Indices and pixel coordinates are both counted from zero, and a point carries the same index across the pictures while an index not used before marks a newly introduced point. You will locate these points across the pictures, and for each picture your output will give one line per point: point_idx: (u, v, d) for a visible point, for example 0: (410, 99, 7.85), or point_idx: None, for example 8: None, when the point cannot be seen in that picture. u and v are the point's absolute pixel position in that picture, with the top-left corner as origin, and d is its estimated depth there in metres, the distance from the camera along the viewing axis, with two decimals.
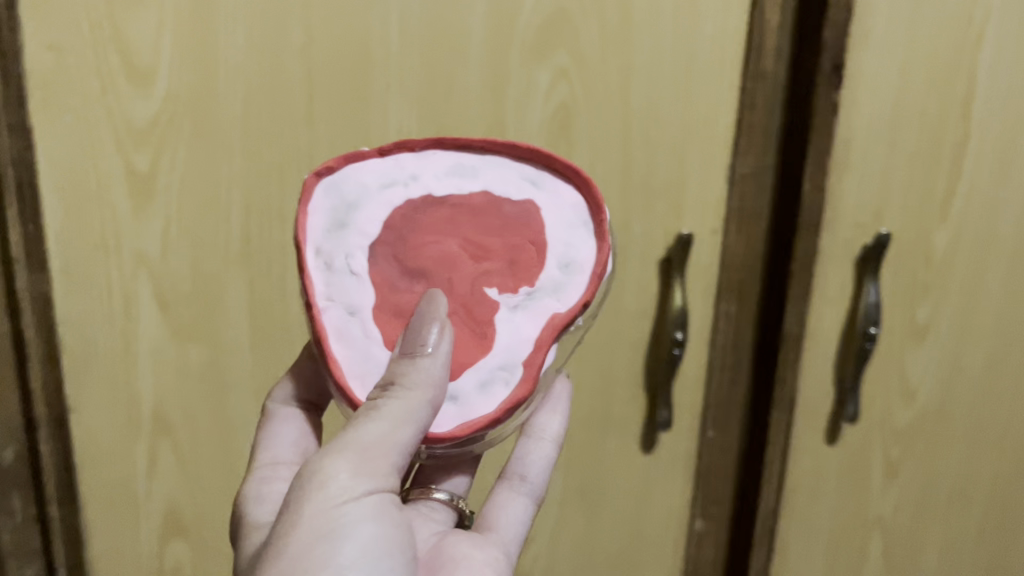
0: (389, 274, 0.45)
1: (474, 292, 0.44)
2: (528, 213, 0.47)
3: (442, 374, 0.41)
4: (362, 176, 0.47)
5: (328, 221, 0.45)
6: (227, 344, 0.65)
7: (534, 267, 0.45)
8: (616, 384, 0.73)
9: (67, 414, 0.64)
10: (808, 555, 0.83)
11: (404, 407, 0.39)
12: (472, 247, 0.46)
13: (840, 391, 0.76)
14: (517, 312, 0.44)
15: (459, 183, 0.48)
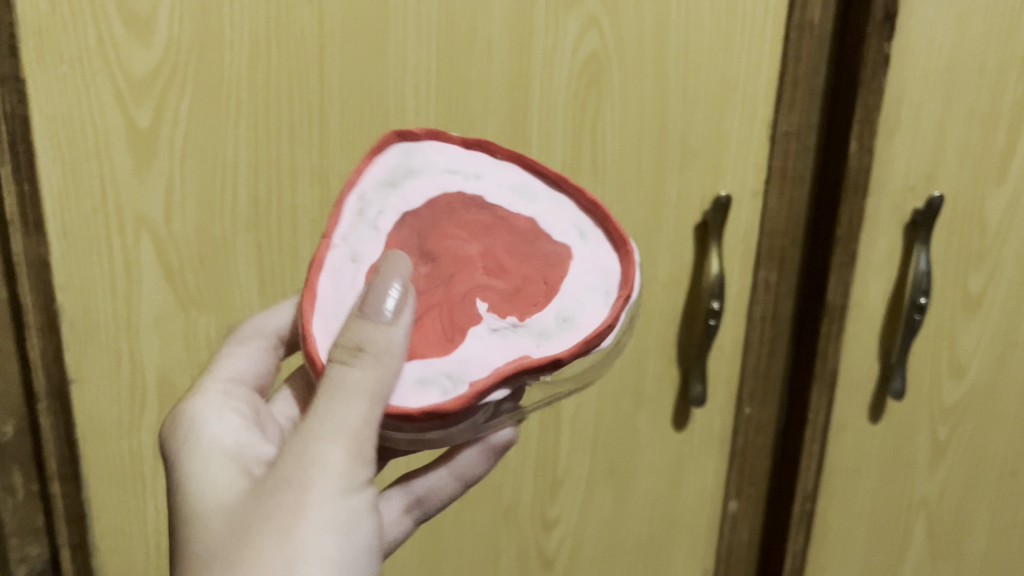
0: (404, 241, 0.44)
1: (465, 301, 0.43)
2: (558, 256, 0.44)
3: (403, 340, 0.39)
4: (435, 153, 0.47)
5: (384, 177, 0.46)
6: (236, 312, 0.62)
7: (532, 306, 0.43)
8: (647, 358, 0.69)
9: (68, 386, 0.61)
10: (848, 540, 0.78)
11: (373, 381, 0.38)
12: (492, 262, 0.44)
13: (885, 367, 0.72)
14: (491, 336, 0.42)
15: (513, 199, 0.46)
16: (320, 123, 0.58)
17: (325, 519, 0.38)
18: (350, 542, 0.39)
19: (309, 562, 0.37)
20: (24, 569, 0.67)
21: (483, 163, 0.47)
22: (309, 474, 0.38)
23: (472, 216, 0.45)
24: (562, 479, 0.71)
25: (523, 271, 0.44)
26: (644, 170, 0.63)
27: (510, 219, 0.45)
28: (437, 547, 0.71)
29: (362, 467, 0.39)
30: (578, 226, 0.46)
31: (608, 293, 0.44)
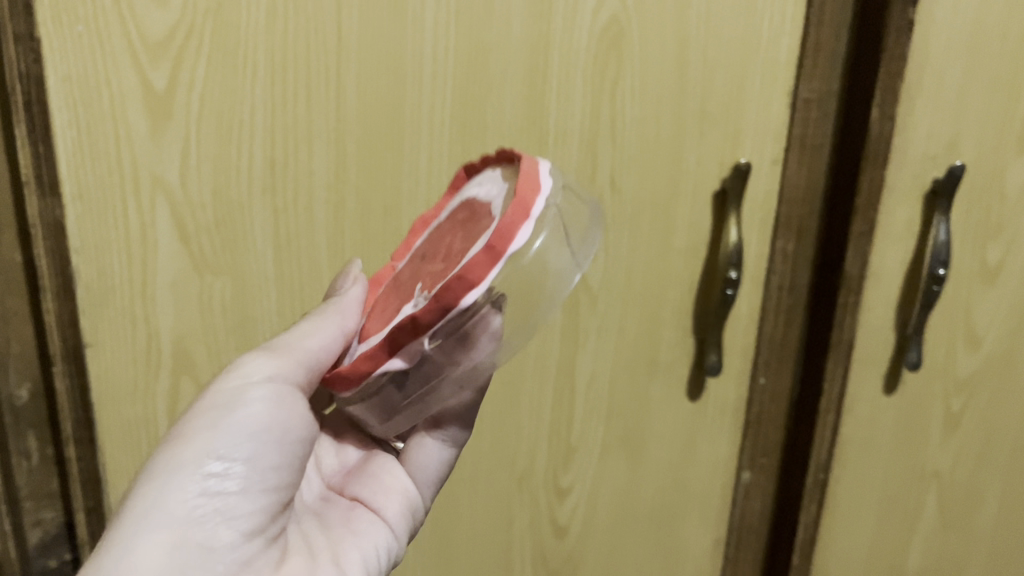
0: (418, 254, 0.51)
1: (412, 287, 0.47)
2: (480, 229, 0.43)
3: (353, 310, 0.49)
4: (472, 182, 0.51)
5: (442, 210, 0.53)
6: (252, 277, 0.62)
7: (440, 278, 0.44)
8: (663, 326, 0.69)
9: (82, 350, 0.61)
10: (859, 511, 0.78)
11: (313, 321, 0.48)
12: (447, 252, 0.46)
13: (901, 339, 0.71)
14: (408, 310, 0.45)
15: (487, 194, 0.47)
16: (337, 85, 0.57)
17: (222, 397, 0.45)
18: (244, 419, 0.44)
19: (199, 427, 0.44)
20: (39, 533, 0.67)
21: (496, 174, 0.48)
22: (227, 370, 0.46)
23: (457, 219, 0.48)
24: (575, 447, 0.71)
25: (455, 253, 0.45)
26: (663, 137, 0.63)
27: (473, 212, 0.46)
28: (449, 515, 0.72)
29: (272, 369, 0.46)
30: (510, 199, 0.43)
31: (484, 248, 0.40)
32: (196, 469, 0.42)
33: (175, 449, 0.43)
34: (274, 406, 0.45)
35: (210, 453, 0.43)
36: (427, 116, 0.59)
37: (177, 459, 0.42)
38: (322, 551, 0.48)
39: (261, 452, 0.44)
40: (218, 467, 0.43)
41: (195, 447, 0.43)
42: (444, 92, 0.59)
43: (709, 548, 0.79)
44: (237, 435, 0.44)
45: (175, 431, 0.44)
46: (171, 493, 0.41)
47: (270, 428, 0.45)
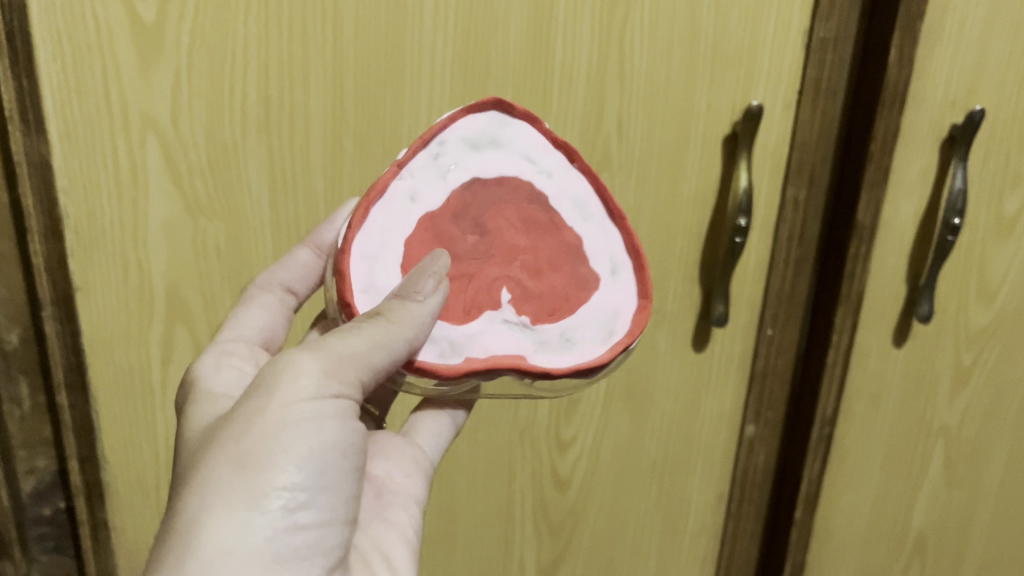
0: (461, 201, 0.48)
1: (492, 286, 0.47)
2: (585, 281, 0.49)
3: (427, 320, 0.43)
4: (520, 133, 0.49)
5: (471, 134, 0.48)
6: (247, 222, 0.60)
7: (545, 313, 0.48)
8: (669, 276, 0.67)
9: (73, 292, 0.59)
10: (864, 467, 0.77)
11: (383, 332, 0.41)
12: (530, 260, 0.48)
13: (913, 291, 0.69)
14: (501, 325, 0.47)
15: (571, 212, 0.50)
16: (335, 20, 0.55)
17: (288, 422, 0.40)
18: (314, 446, 0.40)
19: (265, 458, 0.39)
20: (33, 481, 0.66)
21: (557, 160, 0.50)
22: (280, 379, 0.41)
23: (529, 210, 0.49)
24: (578, 399, 0.70)
25: (552, 281, 0.48)
26: (674, 79, 0.60)
27: (560, 230, 0.49)
28: (449, 465, 0.71)
29: (336, 386, 0.41)
30: (615, 260, 0.50)
31: (613, 336, 0.48)
32: (270, 506, 0.39)
33: (239, 484, 0.38)
34: (342, 426, 0.41)
35: (281, 488, 0.39)
36: (429, 55, 0.57)
37: (244, 497, 0.38)
38: (372, 549, 0.47)
39: (329, 472, 0.41)
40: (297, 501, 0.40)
41: (262, 481, 0.39)
42: (446, 28, 0.56)
43: (711, 503, 0.78)
44: (311, 463, 0.40)
45: (230, 457, 0.39)
46: (246, 536, 0.38)
47: (335, 448, 0.41)
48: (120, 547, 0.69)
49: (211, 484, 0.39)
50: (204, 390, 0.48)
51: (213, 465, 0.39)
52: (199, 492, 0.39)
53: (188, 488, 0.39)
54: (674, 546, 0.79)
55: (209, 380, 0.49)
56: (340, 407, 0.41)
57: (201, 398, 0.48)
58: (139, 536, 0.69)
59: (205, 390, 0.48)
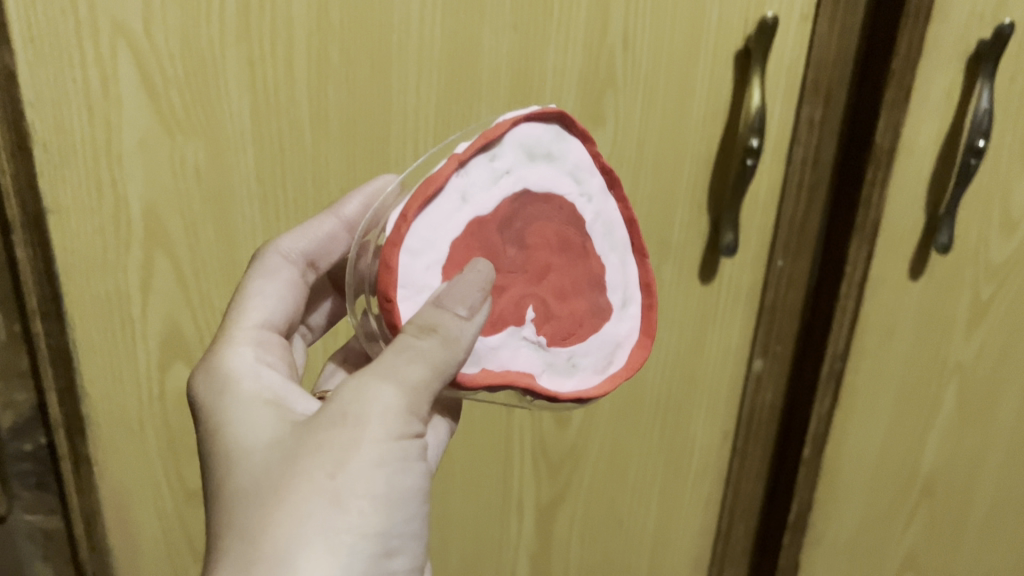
0: (510, 212, 0.43)
1: (520, 302, 0.44)
2: (598, 309, 0.48)
3: (471, 339, 0.40)
4: (574, 153, 0.45)
5: (529, 143, 0.43)
6: (228, 141, 0.56)
7: (559, 336, 0.46)
8: (676, 203, 0.63)
9: (45, 214, 0.56)
10: (875, 406, 0.74)
11: (450, 359, 0.39)
12: (557, 281, 0.46)
13: (932, 220, 0.66)
14: (520, 342, 0.45)
15: (600, 239, 0.47)
16: None
17: (378, 458, 0.39)
18: (397, 482, 0.40)
19: (357, 497, 0.38)
20: (11, 414, 0.63)
21: (601, 186, 0.47)
22: (362, 411, 0.39)
23: (567, 232, 0.46)
24: None
25: (574, 307, 0.47)
26: None
27: (587, 256, 0.47)
28: None
29: (415, 420, 0.40)
30: (626, 295, 0.49)
31: (611, 368, 0.48)
32: (361, 542, 0.38)
33: (333, 521, 0.37)
34: (416, 461, 0.41)
35: (370, 525, 0.39)
36: None
37: (340, 535, 0.37)
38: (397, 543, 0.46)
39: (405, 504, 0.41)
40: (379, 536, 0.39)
41: (353, 518, 0.38)
42: None
43: (716, 442, 0.75)
44: (391, 498, 0.40)
45: (321, 491, 0.37)
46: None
47: (411, 484, 0.41)
48: (105, 485, 0.66)
49: (301, 518, 0.37)
50: (240, 394, 0.42)
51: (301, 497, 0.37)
52: (288, 526, 0.37)
53: (274, 523, 0.37)
54: (678, 488, 0.76)
55: (245, 383, 0.43)
56: (415, 444, 0.40)
57: (241, 409, 0.42)
58: (123, 473, 0.66)
59: (242, 395, 0.42)
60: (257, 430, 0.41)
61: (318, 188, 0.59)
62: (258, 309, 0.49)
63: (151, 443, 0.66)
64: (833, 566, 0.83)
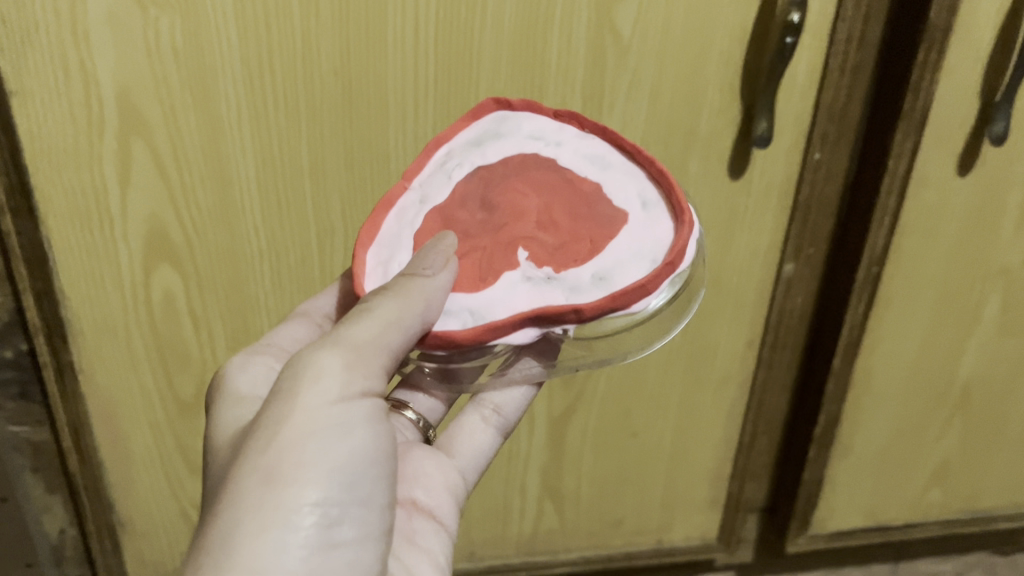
0: (471, 190, 0.46)
1: (508, 248, 0.43)
2: (613, 219, 0.44)
3: (438, 299, 0.40)
4: (523, 122, 0.48)
5: (473, 137, 0.48)
6: (205, 15, 0.49)
7: (569, 261, 0.42)
8: (706, 88, 0.57)
9: (6, 98, 0.50)
10: (911, 312, 0.69)
11: (399, 313, 0.39)
12: (546, 217, 0.44)
13: (986, 108, 0.60)
14: (523, 282, 0.42)
15: (585, 167, 0.46)
16: None
17: (317, 424, 0.37)
18: (348, 451, 0.37)
19: (298, 467, 0.36)
20: None
21: (568, 132, 0.48)
22: (303, 380, 0.38)
23: (539, 176, 0.46)
24: None
25: (573, 228, 0.44)
26: None
27: (575, 183, 0.46)
28: None
29: (362, 382, 0.39)
30: (645, 197, 0.45)
31: (655, 261, 0.42)
32: (307, 517, 0.35)
33: (271, 496, 0.35)
34: (372, 428, 0.39)
35: (319, 499, 0.36)
36: None
37: (280, 511, 0.35)
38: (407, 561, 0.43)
39: (362, 484, 0.38)
40: (329, 515, 0.36)
41: (296, 493, 0.35)
42: None
43: (741, 351, 0.70)
44: (343, 473, 0.37)
45: (255, 468, 0.35)
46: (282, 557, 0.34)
47: (367, 454, 0.38)
48: (92, 393, 0.63)
49: (239, 499, 0.35)
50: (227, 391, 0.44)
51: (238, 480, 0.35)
52: (226, 510, 0.35)
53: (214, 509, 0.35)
54: (699, 400, 0.72)
55: (240, 380, 0.45)
56: (368, 406, 0.39)
57: (228, 400, 0.44)
58: (110, 382, 0.62)
59: (236, 394, 0.44)
60: (236, 418, 0.42)
61: (306, 73, 0.52)
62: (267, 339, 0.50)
63: (138, 352, 0.61)
64: (858, 480, 0.79)
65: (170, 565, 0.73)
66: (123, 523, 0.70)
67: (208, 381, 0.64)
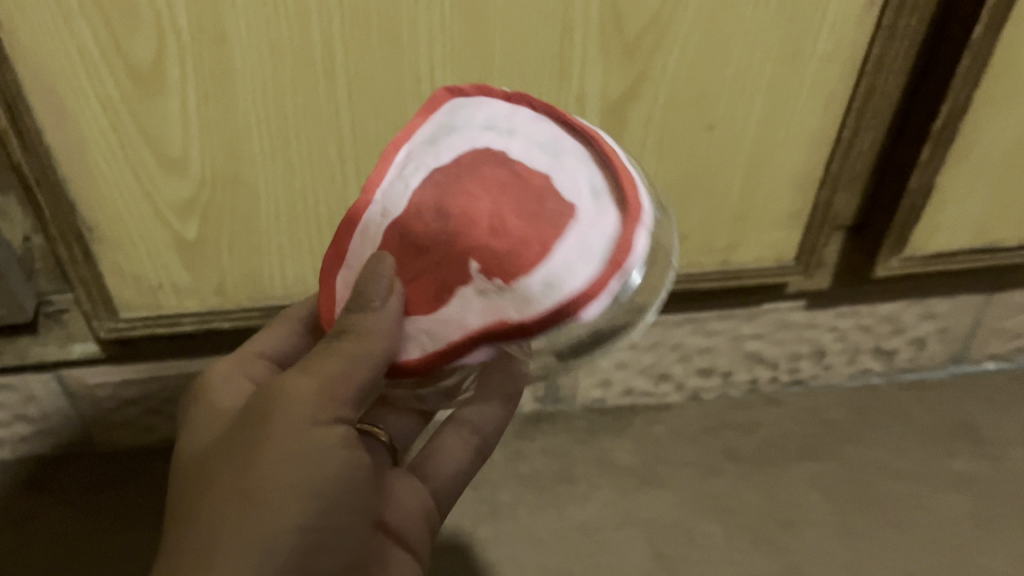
0: (423, 198, 0.39)
1: (458, 260, 0.38)
2: (562, 213, 0.37)
3: (393, 328, 0.39)
4: (478, 112, 0.41)
5: (430, 136, 0.41)
6: None
7: (519, 268, 0.36)
8: None
9: None
10: None
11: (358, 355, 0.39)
12: (498, 220, 0.37)
13: None
14: (474, 297, 0.37)
15: (533, 155, 0.39)
16: None
17: (291, 455, 0.38)
18: (325, 471, 0.39)
19: (270, 499, 0.37)
20: None
21: (520, 115, 0.41)
22: (276, 407, 0.39)
23: (490, 168, 0.38)
24: None
25: (521, 227, 0.36)
26: None
27: (527, 176, 0.38)
28: None
29: (330, 412, 0.40)
30: (595, 185, 0.38)
31: (602, 262, 0.36)
32: (287, 542, 0.37)
33: (243, 531, 0.36)
34: (340, 453, 0.40)
35: (296, 516, 0.38)
36: None
37: (257, 525, 0.36)
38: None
39: (339, 502, 0.40)
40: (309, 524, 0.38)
41: (270, 528, 0.37)
42: None
43: (855, 19, 0.54)
44: (320, 491, 0.39)
45: (225, 503, 0.37)
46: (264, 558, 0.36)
47: (337, 473, 0.40)
48: (21, 62, 0.50)
49: (218, 523, 0.36)
50: (209, 415, 0.45)
51: (210, 514, 0.37)
52: (208, 534, 0.36)
53: (192, 513, 0.38)
54: (792, 87, 0.57)
55: (229, 400, 0.46)
56: (337, 437, 0.40)
57: (211, 425, 0.44)
58: (40, 44, 0.49)
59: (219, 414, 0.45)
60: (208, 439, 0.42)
61: None
62: (259, 350, 0.52)
63: (69, 4, 0.47)
64: (971, 193, 0.66)
65: (155, 279, 0.63)
66: (91, 228, 0.59)
67: (169, 48, 0.49)
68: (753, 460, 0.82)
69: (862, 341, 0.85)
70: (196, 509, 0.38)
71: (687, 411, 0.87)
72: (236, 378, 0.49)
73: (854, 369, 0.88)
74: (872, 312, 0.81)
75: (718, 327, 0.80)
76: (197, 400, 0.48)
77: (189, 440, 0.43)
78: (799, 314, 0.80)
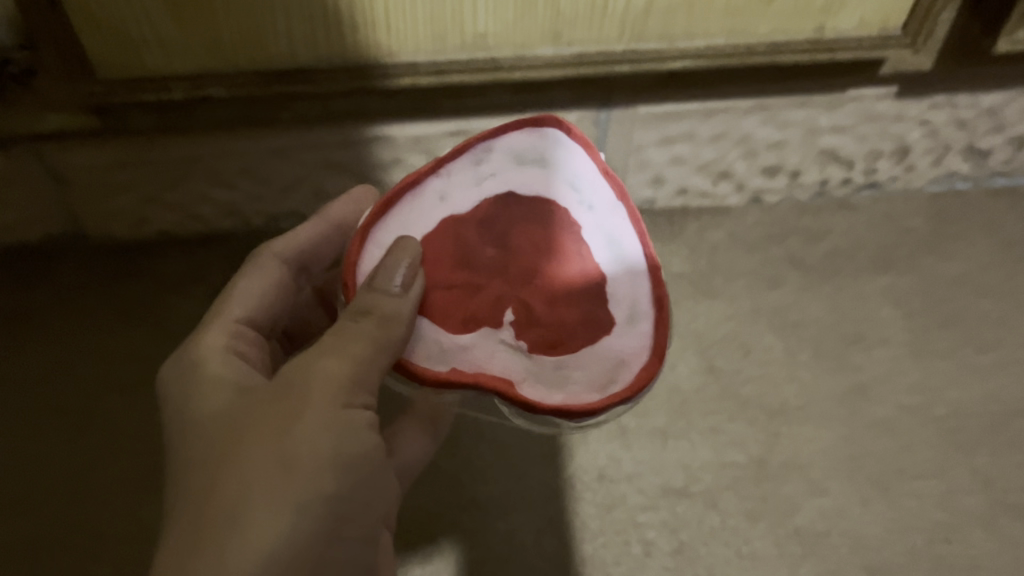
0: (489, 218, 0.48)
1: (498, 305, 0.46)
2: (598, 315, 0.46)
3: (410, 313, 0.42)
4: (572, 168, 0.48)
5: (520, 155, 0.48)
6: None
7: (543, 348, 0.45)
8: None
9: None
10: None
11: (382, 338, 0.40)
12: (547, 290, 0.46)
13: None
14: (499, 345, 0.45)
15: (597, 243, 0.47)
16: None
17: (323, 434, 0.39)
18: (354, 450, 0.40)
19: (308, 475, 0.38)
20: None
21: (603, 194, 0.48)
22: (307, 382, 0.39)
23: (554, 235, 0.48)
24: None
25: (566, 314, 0.46)
26: None
27: (586, 261, 0.47)
28: None
29: (361, 396, 0.40)
30: (635, 306, 0.46)
31: (607, 387, 0.43)
32: (315, 516, 0.38)
33: (275, 501, 0.37)
34: (367, 433, 0.41)
35: (326, 491, 0.38)
36: None
37: (289, 498, 0.37)
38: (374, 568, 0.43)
39: (363, 478, 0.41)
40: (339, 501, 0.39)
41: (303, 500, 0.37)
42: None
43: None
44: (347, 471, 0.40)
45: (256, 470, 0.37)
46: (293, 531, 0.37)
47: (362, 455, 0.41)
48: None
49: (250, 496, 0.37)
50: (207, 375, 0.43)
51: (242, 481, 0.37)
52: (235, 506, 0.37)
53: (215, 480, 0.38)
54: None
55: (218, 366, 0.44)
56: (365, 419, 0.41)
57: (211, 389, 0.42)
58: None
59: (223, 375, 0.43)
60: (225, 404, 0.41)
61: None
62: (236, 296, 0.49)
63: None
64: None
65: (135, 32, 0.53)
66: None
67: None
68: (819, 271, 0.74)
69: (954, 139, 0.74)
70: (221, 475, 0.38)
71: (747, 215, 0.77)
72: (211, 337, 0.46)
73: (937, 173, 0.77)
74: (972, 103, 0.70)
75: (793, 118, 0.69)
76: (183, 362, 0.45)
77: (191, 404, 0.42)
78: (885, 104, 0.69)
